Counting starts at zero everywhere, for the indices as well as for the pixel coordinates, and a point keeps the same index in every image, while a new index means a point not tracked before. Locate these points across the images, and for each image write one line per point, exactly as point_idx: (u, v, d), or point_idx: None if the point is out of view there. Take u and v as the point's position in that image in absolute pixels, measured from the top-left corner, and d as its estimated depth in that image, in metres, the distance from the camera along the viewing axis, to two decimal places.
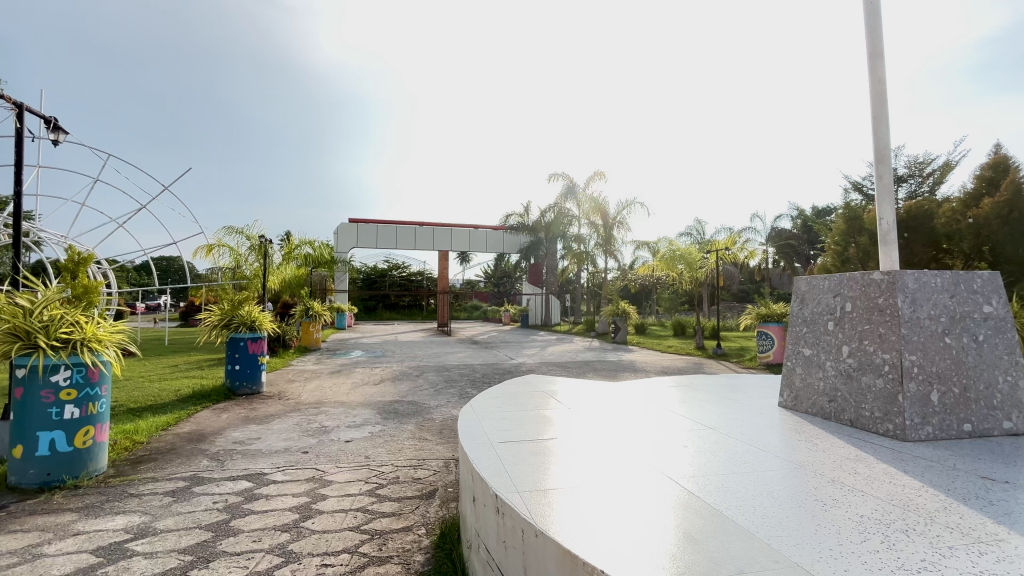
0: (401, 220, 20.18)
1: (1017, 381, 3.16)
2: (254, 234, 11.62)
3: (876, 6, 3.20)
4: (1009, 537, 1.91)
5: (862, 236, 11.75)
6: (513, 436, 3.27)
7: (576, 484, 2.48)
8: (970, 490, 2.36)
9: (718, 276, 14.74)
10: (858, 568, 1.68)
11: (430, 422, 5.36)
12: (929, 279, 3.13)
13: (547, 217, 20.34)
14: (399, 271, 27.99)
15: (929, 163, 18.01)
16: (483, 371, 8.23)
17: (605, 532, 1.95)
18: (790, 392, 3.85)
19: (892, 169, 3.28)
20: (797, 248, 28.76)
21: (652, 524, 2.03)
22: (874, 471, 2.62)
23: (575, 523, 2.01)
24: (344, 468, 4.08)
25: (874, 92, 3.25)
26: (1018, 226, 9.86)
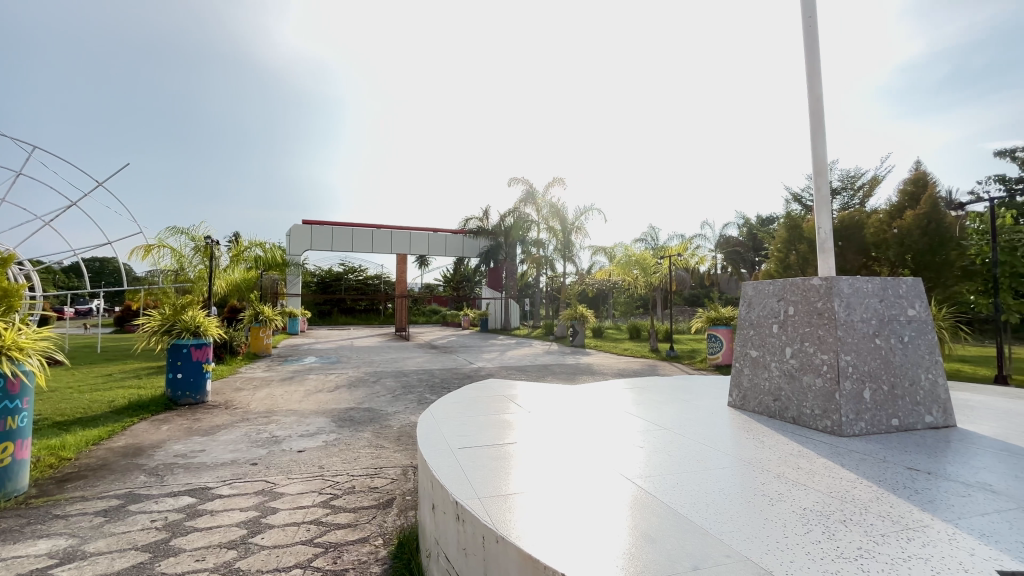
0: (358, 223, 19.67)
1: (937, 378, 3.43)
2: (199, 234, 11.01)
3: (814, 29, 3.42)
4: (933, 523, 2.06)
5: (801, 243, 12.50)
6: (473, 441, 3.24)
7: (537, 486, 2.49)
8: (898, 480, 2.54)
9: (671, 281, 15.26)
10: (803, 558, 1.77)
11: (388, 428, 5.24)
12: (862, 285, 3.36)
13: (507, 222, 20.44)
14: (355, 274, 27.26)
15: (860, 177, 19.42)
16: (441, 376, 8.13)
17: (566, 533, 1.96)
18: (738, 392, 4.03)
19: (829, 181, 3.50)
20: (743, 255, 30.21)
21: (612, 525, 2.05)
22: (815, 465, 2.78)
23: (536, 526, 2.01)
24: (296, 479, 3.92)
25: (812, 110, 3.47)
26: (935, 236, 10.79)
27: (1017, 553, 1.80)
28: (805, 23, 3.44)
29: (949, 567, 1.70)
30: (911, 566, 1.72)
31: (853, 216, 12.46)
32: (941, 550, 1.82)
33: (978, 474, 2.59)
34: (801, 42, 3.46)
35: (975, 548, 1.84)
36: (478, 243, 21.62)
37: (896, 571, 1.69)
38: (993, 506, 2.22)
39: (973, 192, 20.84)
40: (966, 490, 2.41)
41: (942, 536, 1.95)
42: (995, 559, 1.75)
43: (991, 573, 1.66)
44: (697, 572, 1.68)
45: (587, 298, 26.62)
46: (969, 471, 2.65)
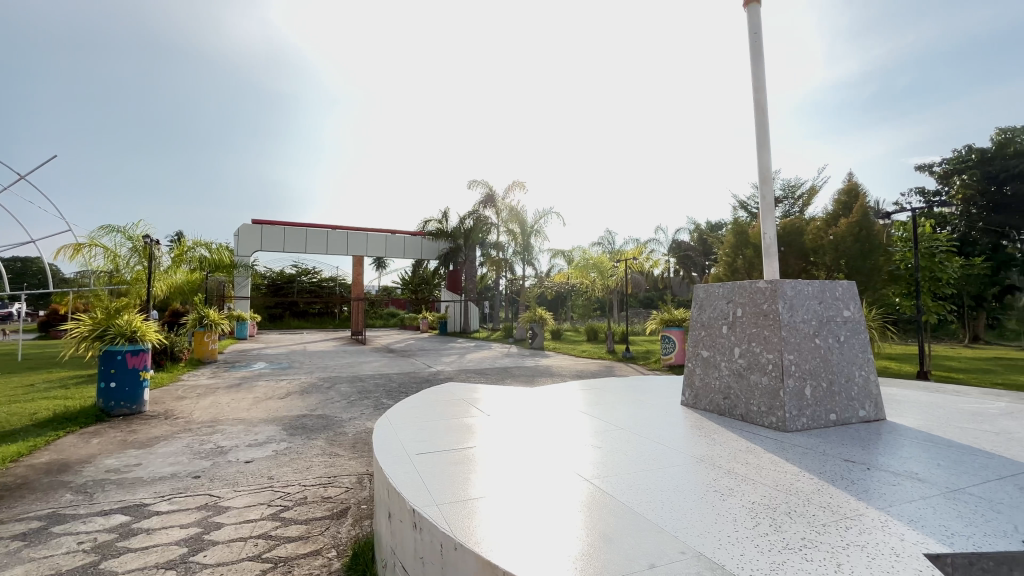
0: (312, 223, 19.02)
1: (870, 374, 3.69)
2: (136, 232, 10.29)
3: (759, 45, 3.61)
4: (867, 511, 2.21)
5: (747, 249, 13.16)
6: (432, 446, 3.18)
7: (498, 490, 2.47)
8: (837, 472, 2.70)
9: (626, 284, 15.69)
10: (752, 551, 1.85)
11: (342, 436, 5.08)
12: (803, 287, 3.56)
13: (467, 224, 20.29)
14: (309, 276, 26.31)
15: (799, 186, 20.71)
16: (399, 380, 7.96)
17: (525, 536, 1.96)
18: (691, 392, 4.17)
19: (773, 190, 3.69)
20: (693, 258, 31.48)
21: (572, 525, 2.08)
22: (761, 460, 2.91)
23: (496, 529, 2.00)
24: (243, 491, 3.72)
25: (758, 122, 3.65)
26: (864, 243, 11.65)
27: (939, 535, 1.95)
28: (751, 39, 3.62)
29: (882, 553, 1.82)
30: (849, 553, 1.82)
31: (795, 223, 12.96)
32: (875, 537, 1.95)
33: (905, 463, 2.80)
34: (748, 56, 3.63)
35: (904, 533, 1.98)
36: (437, 245, 21.38)
37: (835, 559, 1.79)
38: (919, 493, 2.41)
39: (896, 202, 22.65)
40: (896, 478, 2.59)
41: (875, 523, 2.08)
42: (922, 543, 1.89)
43: (918, 555, 1.79)
44: (653, 570, 1.71)
45: (546, 300, 26.94)
46: (898, 461, 2.85)
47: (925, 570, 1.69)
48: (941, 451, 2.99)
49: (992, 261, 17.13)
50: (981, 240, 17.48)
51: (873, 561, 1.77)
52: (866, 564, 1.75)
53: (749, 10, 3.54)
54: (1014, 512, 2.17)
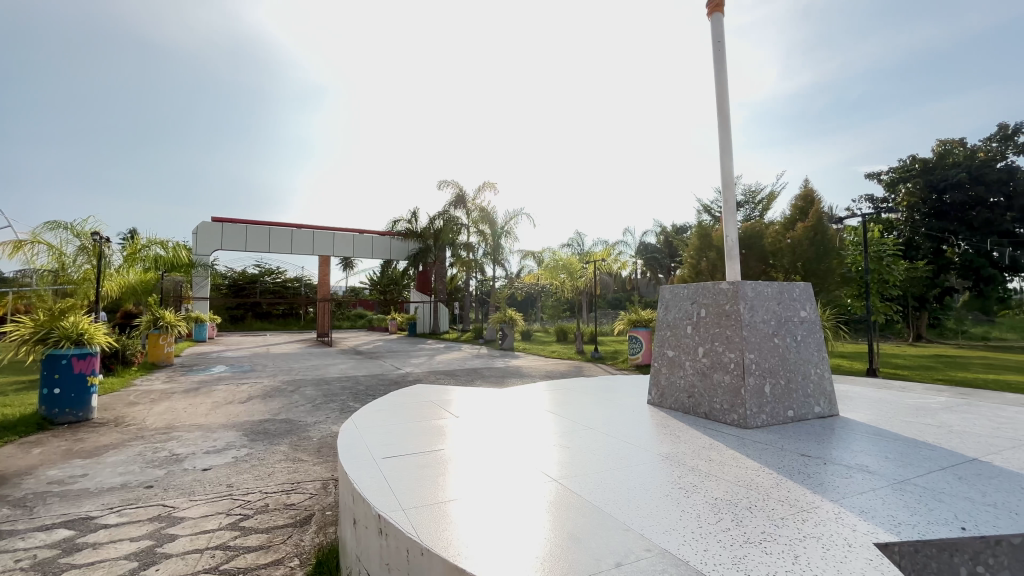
0: (277, 222, 18.47)
1: (824, 372, 3.86)
2: (84, 230, 9.72)
3: (722, 54, 3.73)
4: (822, 504, 2.30)
5: (710, 251, 13.59)
6: (399, 449, 3.13)
7: (467, 493, 2.45)
8: (794, 466, 2.81)
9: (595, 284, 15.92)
10: (715, 547, 1.89)
11: (307, 440, 4.94)
12: (763, 288, 3.69)
13: (437, 224, 20.11)
14: (273, 276, 25.53)
15: (759, 192, 21.52)
16: (366, 383, 7.81)
17: (493, 538, 1.96)
18: (657, 390, 4.26)
19: (735, 194, 3.81)
20: (660, 260, 32.23)
21: (541, 525, 2.08)
22: (723, 456, 3.00)
23: (465, 533, 2.00)
24: (200, 501, 3.55)
25: (721, 127, 3.77)
26: (819, 247, 12.21)
27: (888, 525, 2.06)
28: (715, 48, 3.73)
29: (836, 544, 1.90)
30: (806, 545, 1.89)
31: (755, 226, 13.09)
32: (830, 529, 2.04)
33: (856, 457, 2.94)
34: (711, 63, 3.75)
35: (856, 524, 2.07)
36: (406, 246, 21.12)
37: (792, 551, 1.86)
38: (869, 484, 2.53)
39: (848, 207, 23.83)
40: (848, 471, 2.72)
41: (830, 515, 2.17)
42: (873, 532, 1.99)
43: (868, 545, 1.88)
44: (618, 569, 1.73)
45: (517, 301, 27.01)
46: (849, 454, 2.99)
47: (875, 558, 1.78)
48: (888, 444, 3.16)
49: (932, 264, 18.30)
50: (922, 244, 18.67)
51: (828, 552, 1.84)
52: (821, 555, 1.82)
53: (712, 19, 3.65)
54: (954, 500, 2.32)
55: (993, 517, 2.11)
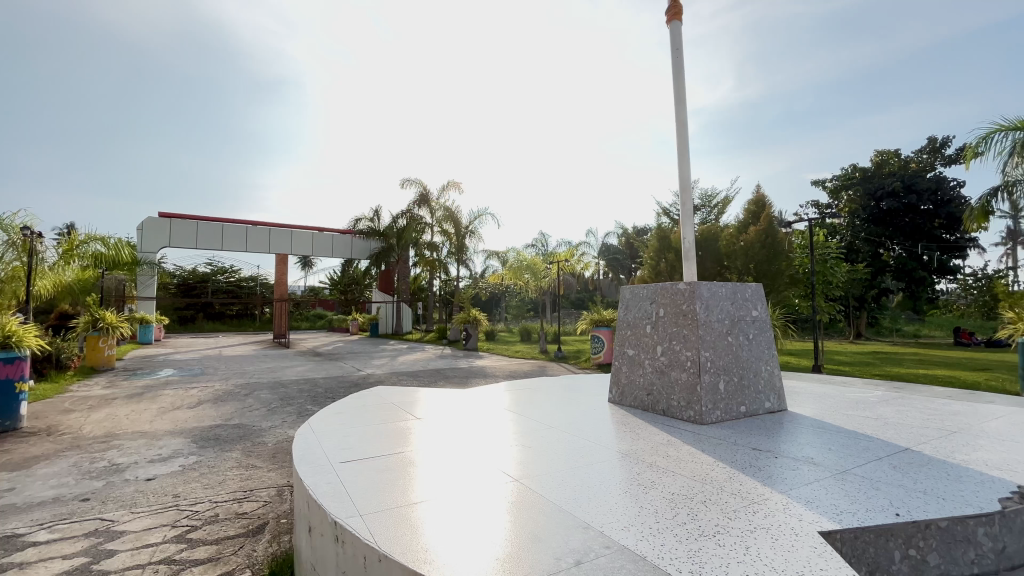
0: (231, 219, 17.69)
1: (774, 368, 4.05)
2: (13, 224, 8.98)
3: (680, 61, 3.86)
4: (771, 495, 2.41)
5: (669, 252, 14.01)
6: (358, 453, 3.06)
7: (429, 495, 2.42)
8: (746, 460, 2.93)
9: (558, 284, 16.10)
10: (671, 541, 1.94)
11: (261, 446, 4.74)
12: (718, 289, 3.84)
13: (400, 223, 19.76)
14: (227, 276, 24.43)
15: (714, 196, 22.37)
16: (325, 385, 7.59)
17: (455, 539, 1.95)
18: (618, 389, 4.35)
19: (692, 197, 3.94)
20: (621, 261, 32.94)
21: (503, 525, 2.08)
22: (681, 452, 3.08)
23: (427, 535, 1.97)
24: (143, 513, 3.34)
25: (679, 131, 3.90)
26: (769, 249, 12.86)
27: (831, 513, 2.17)
28: (673, 55, 3.86)
29: (784, 534, 1.99)
30: (756, 536, 1.97)
31: (711, 229, 13.58)
32: (779, 519, 2.13)
33: (803, 449, 3.10)
34: (670, 70, 3.87)
35: (802, 514, 2.18)
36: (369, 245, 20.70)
37: (743, 543, 1.93)
38: (815, 475, 2.67)
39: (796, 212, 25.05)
40: (795, 463, 2.86)
41: (779, 506, 2.27)
42: (817, 521, 2.09)
43: (813, 533, 1.98)
44: (578, 567, 1.74)
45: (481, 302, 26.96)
46: (797, 447, 3.15)
47: (819, 546, 1.87)
48: (832, 436, 3.34)
49: (870, 267, 19.55)
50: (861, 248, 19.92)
51: (777, 541, 1.92)
52: (769, 545, 1.90)
53: (672, 27, 3.77)
54: (890, 488, 2.47)
55: (923, 503, 2.26)
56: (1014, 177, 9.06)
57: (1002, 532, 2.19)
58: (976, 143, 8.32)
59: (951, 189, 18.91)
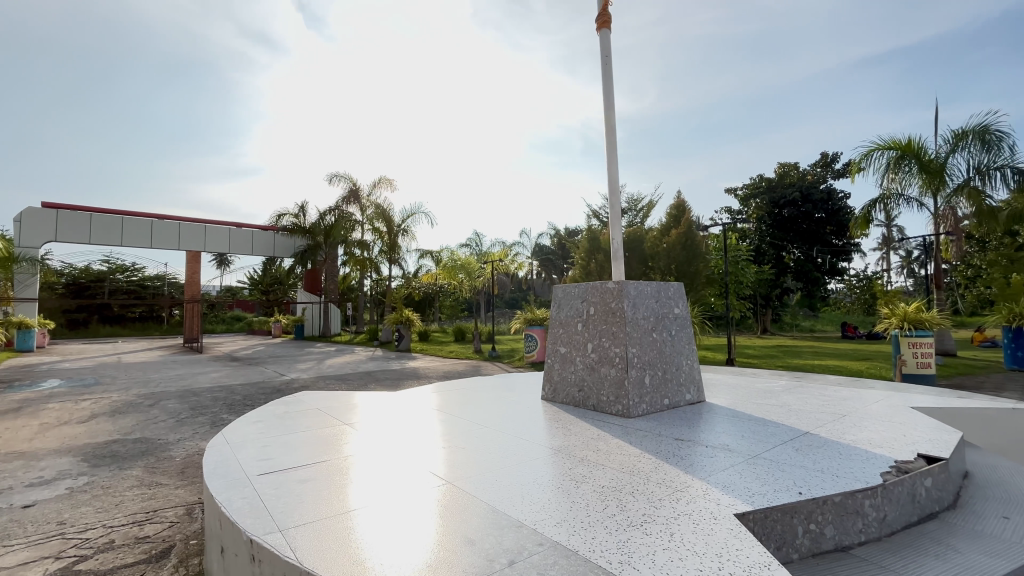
0: (132, 211, 16.01)
1: (694, 363, 4.33)
2: None
3: (609, 69, 4.02)
4: (693, 482, 2.57)
5: (598, 254, 14.58)
6: (279, 463, 2.87)
7: (361, 502, 2.33)
8: (669, 450, 3.09)
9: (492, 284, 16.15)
10: (602, 533, 2.01)
11: (166, 461, 4.32)
12: (644, 288, 4.04)
13: (328, 220, 18.80)
14: (127, 274, 22.06)
15: (640, 200, 23.52)
16: (244, 392, 7.08)
17: (387, 546, 1.90)
18: (550, 386, 4.45)
19: (619, 199, 4.11)
20: (554, 261, 33.70)
21: (436, 528, 2.05)
22: (609, 446, 3.20)
23: (358, 544, 1.90)
24: (18, 545, 2.91)
25: (608, 136, 4.06)
26: (687, 251, 13.83)
27: (745, 496, 2.35)
28: (603, 62, 4.01)
29: (704, 518, 2.13)
30: (679, 523, 2.09)
31: (637, 231, 14.30)
32: (699, 505, 2.27)
33: (719, 438, 3.33)
34: (600, 76, 4.02)
35: (720, 498, 2.34)
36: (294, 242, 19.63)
37: (668, 530, 2.04)
38: (730, 462, 2.88)
39: (711, 217, 26.81)
40: (712, 451, 3.07)
41: (700, 493, 2.43)
42: (732, 504, 2.27)
43: (730, 516, 2.14)
44: (512, 567, 1.75)
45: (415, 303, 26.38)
46: (714, 436, 3.38)
47: (735, 527, 2.03)
48: (743, 424, 3.64)
49: (775, 268, 21.55)
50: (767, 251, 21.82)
51: (698, 526, 2.05)
52: (691, 530, 2.02)
53: (601, 35, 3.92)
54: (793, 469, 2.73)
55: (821, 481, 2.52)
56: (891, 191, 10.33)
57: (883, 503, 2.50)
58: (860, 159, 9.40)
59: (839, 200, 21.27)
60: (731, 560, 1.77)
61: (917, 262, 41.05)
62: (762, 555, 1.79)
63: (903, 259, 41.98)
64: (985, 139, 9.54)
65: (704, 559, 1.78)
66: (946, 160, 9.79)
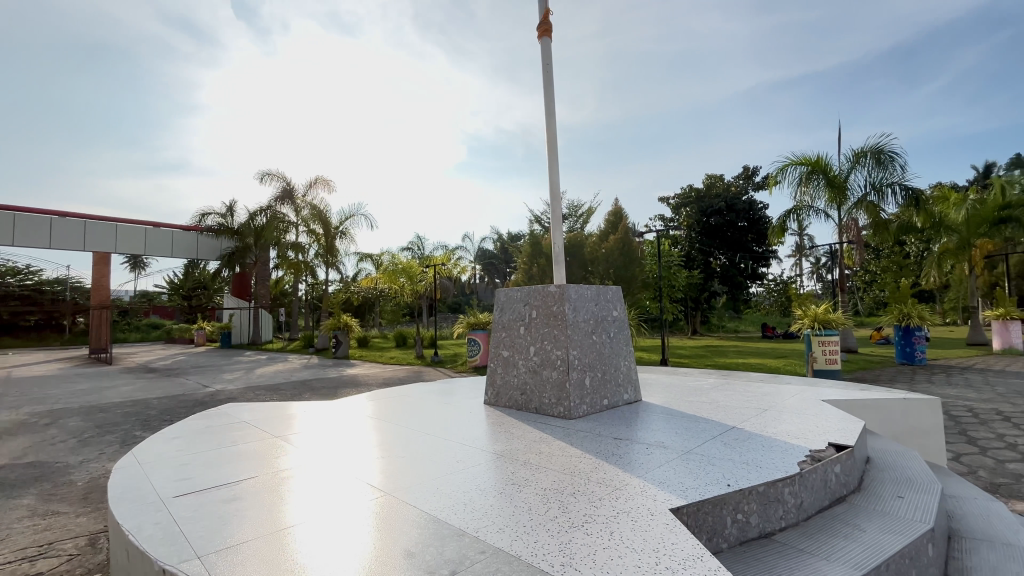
0: (27, 207, 14.26)
1: (631, 364, 4.50)
2: None
3: (550, 76, 4.12)
4: (630, 480, 2.66)
5: (540, 258, 14.82)
6: (200, 483, 2.67)
7: (296, 518, 2.21)
8: (608, 449, 3.20)
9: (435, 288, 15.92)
10: (544, 536, 2.04)
11: (65, 487, 3.88)
12: (584, 291, 4.16)
13: (258, 221, 17.68)
14: (21, 277, 19.63)
15: (581, 207, 24.19)
16: (161, 406, 6.49)
17: (326, 563, 1.82)
18: (493, 390, 4.47)
19: (560, 205, 4.20)
20: (497, 265, 33.96)
21: (372, 541, 1.99)
22: (552, 448, 3.26)
23: (292, 565, 1.80)
24: None
25: (549, 142, 4.14)
26: (623, 256, 14.45)
27: (679, 491, 2.48)
28: (544, 69, 4.10)
29: (642, 515, 2.22)
30: (619, 520, 2.16)
31: (577, 237, 14.72)
32: (637, 502, 2.36)
33: (654, 435, 3.48)
34: (542, 83, 4.10)
35: (656, 494, 2.45)
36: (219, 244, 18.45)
37: (608, 528, 2.10)
38: (665, 458, 3.02)
39: (646, 225, 28.09)
40: (648, 448, 3.20)
41: (638, 490, 2.52)
42: (668, 499, 2.38)
43: (665, 511, 2.24)
44: None
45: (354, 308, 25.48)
46: (650, 434, 3.52)
47: (670, 522, 2.12)
48: (676, 421, 3.82)
49: (703, 273, 22.96)
50: (696, 257, 23.18)
51: (636, 523, 2.13)
52: (630, 528, 2.09)
53: (542, 42, 4.01)
54: (721, 463, 2.90)
55: (746, 473, 2.70)
56: (803, 203, 11.32)
57: (800, 489, 2.72)
58: (777, 174, 10.24)
59: (759, 210, 23.02)
60: (667, 555, 1.85)
61: (824, 267, 45.36)
62: (695, 547, 1.89)
63: (813, 265, 46.13)
64: (880, 158, 10.71)
65: (642, 555, 1.85)
66: (848, 176, 10.89)
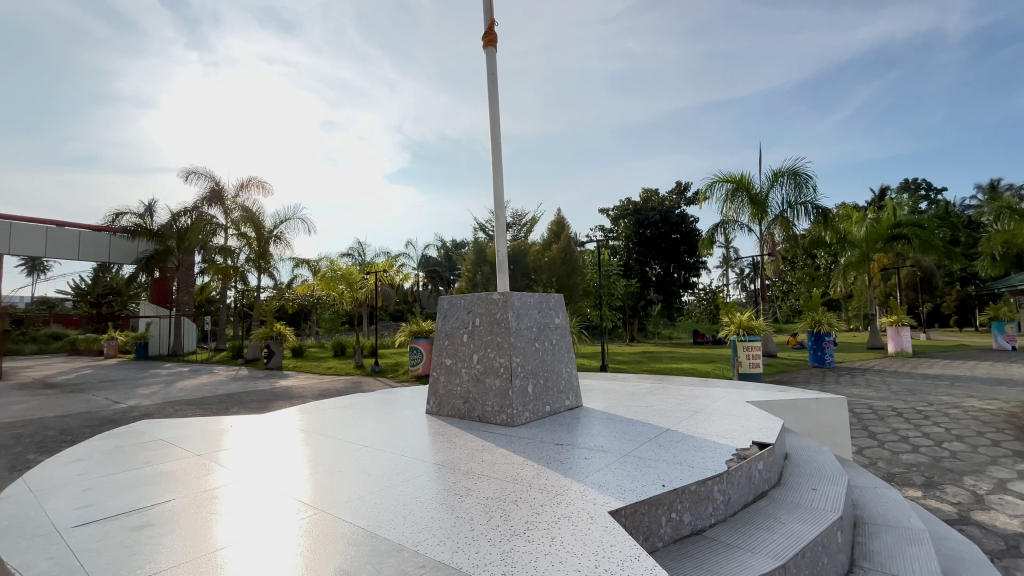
0: None
1: (572, 371, 4.60)
2: None
3: (494, 87, 4.17)
4: (571, 485, 2.72)
5: (484, 266, 14.86)
6: (107, 510, 2.42)
7: (219, 542, 2.06)
8: (550, 456, 3.24)
9: (375, 296, 15.53)
10: (485, 546, 2.03)
11: None
12: (527, 299, 4.22)
13: (182, 223, 16.30)
14: None
15: (525, 216, 24.53)
16: (60, 425, 5.83)
17: None
18: (435, 400, 4.41)
19: (504, 213, 4.24)
20: (441, 272, 33.63)
21: (304, 563, 1.89)
22: (495, 456, 3.25)
23: None
24: None
25: (493, 150, 4.19)
26: (563, 265, 14.82)
27: (617, 494, 2.56)
28: (488, 78, 4.15)
29: (582, 519, 2.27)
30: (559, 526, 2.20)
31: (521, 245, 14.92)
32: (578, 507, 2.41)
33: (594, 440, 3.57)
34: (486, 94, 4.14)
35: (596, 498, 2.51)
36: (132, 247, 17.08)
37: (549, 534, 2.12)
38: (603, 462, 3.10)
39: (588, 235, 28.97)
40: (588, 453, 3.28)
41: (578, 495, 2.58)
42: (607, 502, 2.45)
43: (604, 514, 2.31)
44: None
45: (287, 316, 24.25)
46: (590, 439, 3.61)
47: (609, 525, 2.19)
48: (615, 425, 3.94)
49: (641, 282, 24.01)
50: (634, 267, 24.18)
51: (576, 528, 2.18)
52: (571, 533, 2.13)
53: (487, 53, 4.07)
54: (656, 464, 3.04)
55: (679, 473, 2.84)
56: (729, 218, 12.15)
57: (728, 487, 2.89)
58: (707, 190, 10.92)
59: (692, 224, 24.40)
60: (606, 557, 1.91)
61: (747, 277, 48.84)
62: (632, 548, 1.96)
63: (738, 275, 49.49)
64: (795, 179, 11.75)
65: (581, 559, 1.89)
66: (768, 194, 11.82)
